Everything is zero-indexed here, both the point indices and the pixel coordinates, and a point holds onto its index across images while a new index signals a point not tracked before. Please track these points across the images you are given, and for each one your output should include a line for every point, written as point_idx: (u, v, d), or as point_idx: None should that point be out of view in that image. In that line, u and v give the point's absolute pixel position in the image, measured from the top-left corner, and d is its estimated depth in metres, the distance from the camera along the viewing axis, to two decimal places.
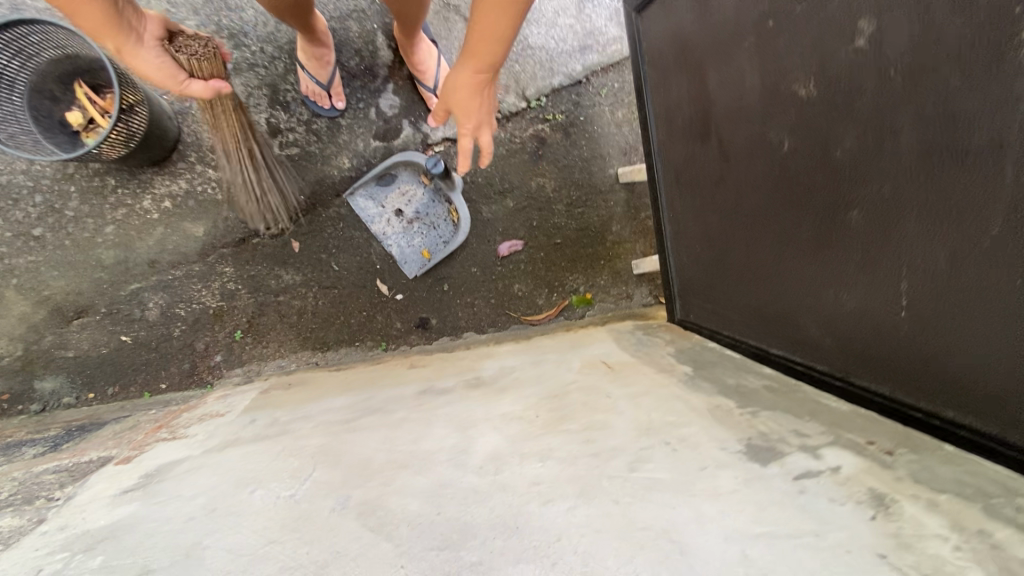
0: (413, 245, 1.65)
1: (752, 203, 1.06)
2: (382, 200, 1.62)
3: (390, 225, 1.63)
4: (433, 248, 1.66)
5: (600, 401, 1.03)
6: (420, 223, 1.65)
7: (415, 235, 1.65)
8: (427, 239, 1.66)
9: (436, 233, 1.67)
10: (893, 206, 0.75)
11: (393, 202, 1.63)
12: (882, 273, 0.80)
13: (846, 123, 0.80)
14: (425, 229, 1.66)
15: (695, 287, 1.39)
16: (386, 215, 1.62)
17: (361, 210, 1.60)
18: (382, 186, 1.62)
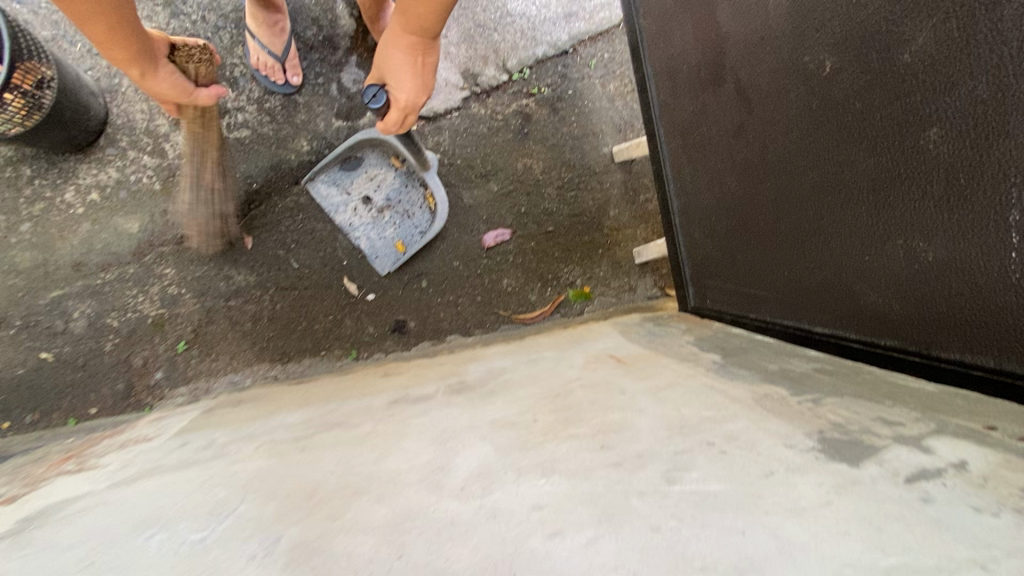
0: (385, 237, 1.44)
1: (781, 151, 0.88)
2: (347, 187, 1.42)
3: (357, 215, 1.42)
4: (409, 239, 1.45)
5: (613, 398, 0.83)
6: (392, 211, 1.44)
7: (387, 226, 1.44)
8: (401, 230, 1.44)
9: (411, 222, 1.45)
10: (996, 110, 0.57)
11: (360, 188, 1.43)
12: (978, 204, 0.61)
13: (919, 16, 0.63)
14: (398, 219, 1.45)
15: (710, 266, 1.20)
16: (353, 203, 1.42)
17: (323, 198, 1.40)
18: (347, 170, 1.41)
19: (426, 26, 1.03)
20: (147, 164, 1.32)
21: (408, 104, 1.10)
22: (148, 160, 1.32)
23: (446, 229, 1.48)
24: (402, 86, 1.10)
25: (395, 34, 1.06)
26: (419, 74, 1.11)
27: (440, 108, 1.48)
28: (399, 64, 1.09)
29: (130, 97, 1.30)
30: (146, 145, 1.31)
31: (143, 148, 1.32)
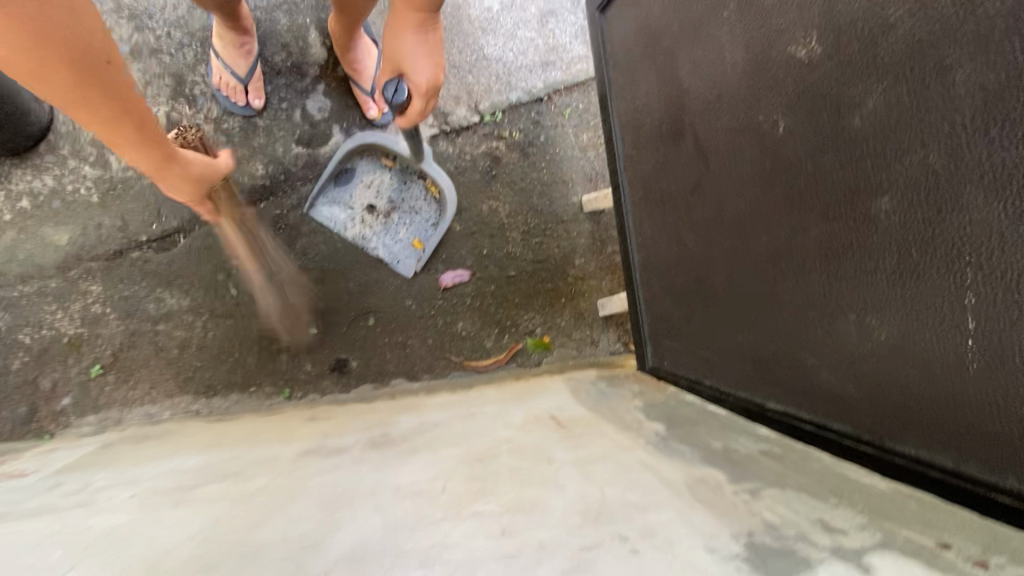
0: (400, 240, 1.41)
1: (738, 211, 0.83)
2: (348, 201, 1.39)
3: (368, 225, 1.40)
4: (425, 235, 1.43)
5: (535, 469, 0.73)
6: (399, 213, 1.42)
7: (399, 229, 1.41)
8: (415, 228, 1.43)
9: (421, 217, 1.43)
10: (948, 182, 0.51)
11: (361, 197, 1.40)
12: (932, 283, 0.55)
13: (868, 79, 0.58)
14: (406, 220, 1.42)
15: (669, 326, 1.13)
16: (358, 216, 1.39)
17: (327, 221, 1.37)
18: (342, 185, 1.38)
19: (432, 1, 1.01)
20: (87, 174, 1.25)
21: (431, 87, 1.09)
22: (88, 171, 1.25)
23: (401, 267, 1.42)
24: (422, 71, 1.07)
25: (401, 15, 1.04)
26: (431, 53, 1.09)
27: None
28: (413, 47, 1.07)
29: None
30: (89, 155, 1.25)
31: (86, 158, 1.26)
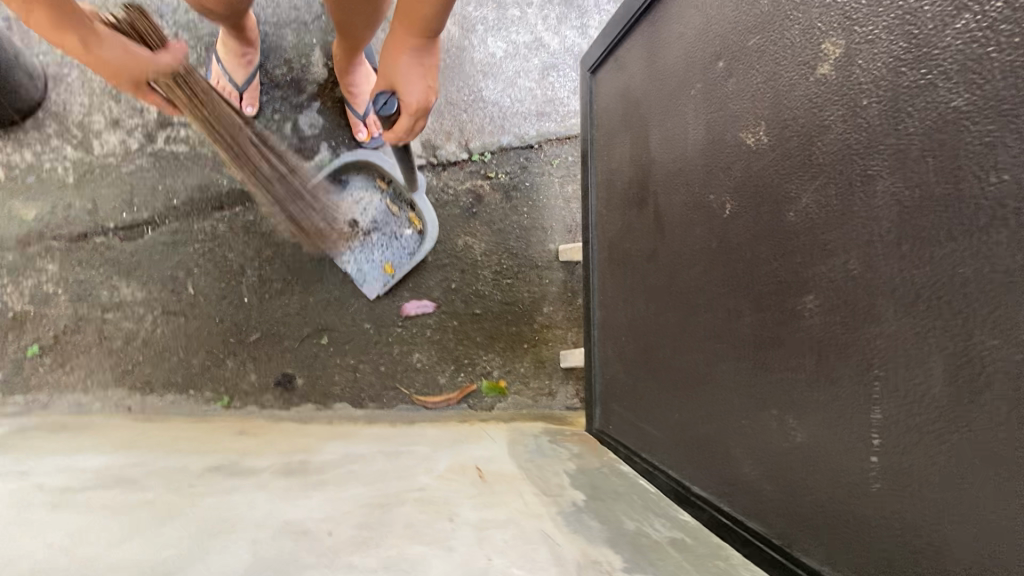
0: (373, 260, 1.39)
1: (685, 285, 0.82)
2: None
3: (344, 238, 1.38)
4: (398, 261, 1.40)
5: (431, 526, 0.69)
6: (379, 234, 1.41)
7: (374, 249, 1.40)
8: (390, 252, 1.41)
9: (399, 244, 1.41)
10: (865, 290, 0.50)
11: (347, 210, 1.39)
12: (843, 391, 0.53)
13: (804, 176, 0.58)
14: (383, 243, 1.41)
15: (617, 390, 1.10)
16: None
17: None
18: (332, 193, 1.39)
19: (431, 25, 1.02)
20: (67, 155, 1.27)
21: (421, 106, 1.07)
22: (70, 152, 1.27)
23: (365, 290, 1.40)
24: (414, 90, 1.06)
25: (399, 37, 1.05)
26: (424, 78, 1.09)
27: None
28: (408, 67, 1.06)
29: (74, 89, 1.28)
30: (74, 138, 1.27)
31: (70, 140, 1.28)
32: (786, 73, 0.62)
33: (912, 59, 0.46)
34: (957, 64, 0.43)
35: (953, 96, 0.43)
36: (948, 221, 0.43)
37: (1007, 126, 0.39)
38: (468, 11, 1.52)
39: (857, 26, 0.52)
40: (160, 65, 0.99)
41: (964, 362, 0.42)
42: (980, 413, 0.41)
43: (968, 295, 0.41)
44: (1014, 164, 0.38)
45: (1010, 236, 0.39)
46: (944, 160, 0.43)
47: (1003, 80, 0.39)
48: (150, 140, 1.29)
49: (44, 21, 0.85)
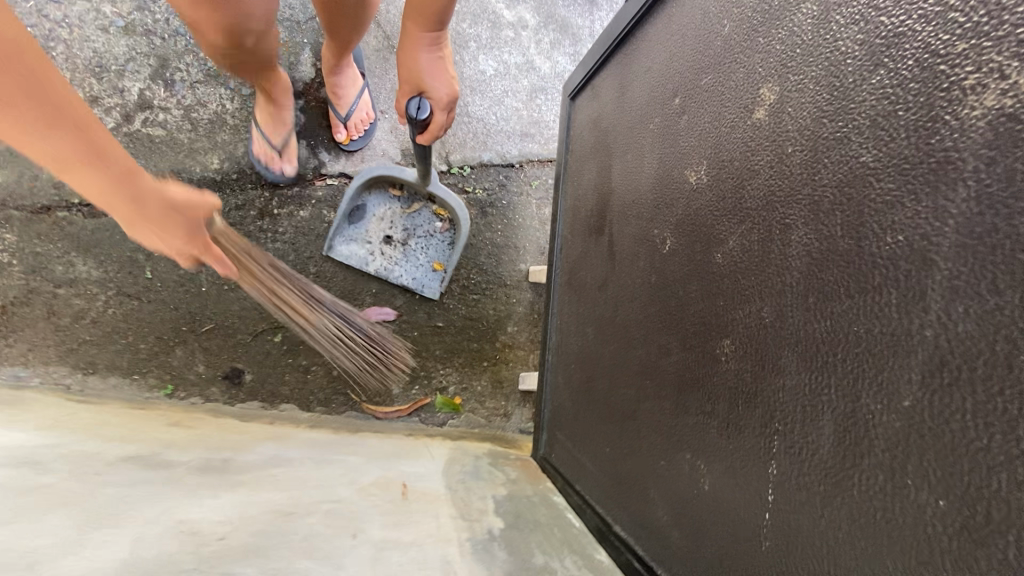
0: (421, 265, 1.43)
1: (628, 318, 0.81)
2: (364, 237, 1.41)
3: (388, 257, 1.42)
4: (444, 256, 1.45)
5: (330, 542, 0.66)
6: (415, 238, 1.44)
7: (418, 254, 1.43)
8: (432, 250, 1.44)
9: (437, 239, 1.45)
10: (773, 339, 0.49)
11: (376, 230, 1.42)
12: (748, 441, 0.52)
13: (733, 219, 0.57)
14: (420, 245, 1.44)
15: (562, 418, 1.08)
16: (376, 249, 1.41)
17: (348, 258, 1.39)
18: (356, 223, 1.40)
19: (439, 17, 1.04)
20: None
21: (450, 100, 1.11)
22: None
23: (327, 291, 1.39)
24: (440, 85, 1.10)
25: (413, 37, 1.07)
26: (445, 69, 1.12)
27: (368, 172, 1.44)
28: (429, 65, 1.09)
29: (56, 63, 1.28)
30: None
31: None
32: (728, 114, 0.61)
33: (832, 110, 0.46)
34: (867, 120, 0.42)
35: (862, 152, 0.42)
36: (850, 277, 0.42)
37: (905, 185, 0.38)
38: (462, 27, 1.53)
39: (790, 74, 0.52)
40: (195, 210, 0.73)
41: (851, 424, 0.41)
42: (860, 478, 0.39)
43: (859, 355, 0.40)
44: (907, 225, 0.37)
45: (898, 298, 0.37)
46: (851, 215, 0.42)
47: (906, 139, 0.38)
48: (127, 121, 1.30)
49: (108, 177, 0.61)
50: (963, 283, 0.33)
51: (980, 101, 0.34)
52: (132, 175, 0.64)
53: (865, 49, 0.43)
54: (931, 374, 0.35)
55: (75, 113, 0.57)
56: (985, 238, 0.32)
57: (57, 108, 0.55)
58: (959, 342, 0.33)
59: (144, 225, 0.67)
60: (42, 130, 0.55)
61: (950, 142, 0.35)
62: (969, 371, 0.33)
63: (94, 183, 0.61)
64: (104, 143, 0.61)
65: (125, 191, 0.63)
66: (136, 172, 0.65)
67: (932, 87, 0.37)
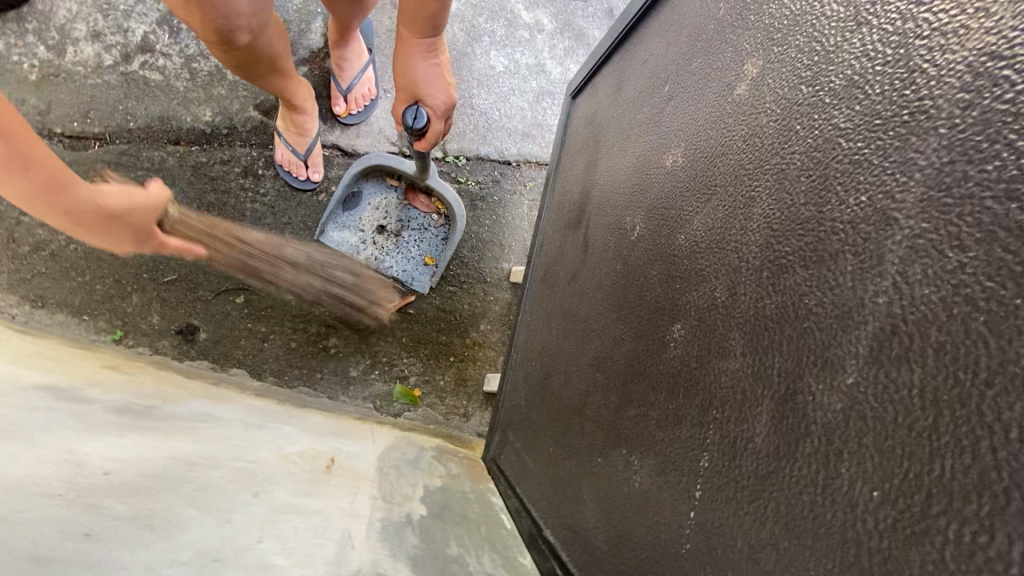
0: (413, 258, 1.40)
1: (590, 310, 0.76)
2: (358, 224, 1.38)
3: (379, 247, 1.39)
4: (437, 251, 1.41)
5: (225, 494, 0.61)
6: (410, 230, 1.40)
7: (410, 247, 1.40)
8: (426, 244, 1.41)
9: (431, 233, 1.42)
10: (722, 320, 0.44)
11: (371, 219, 1.39)
12: (683, 434, 0.46)
13: (700, 198, 0.53)
14: (413, 238, 1.41)
15: (515, 418, 1.02)
16: (369, 238, 1.38)
17: (339, 244, 1.37)
18: (351, 210, 1.37)
19: (435, 22, 0.99)
20: (38, 56, 1.28)
21: (448, 108, 1.06)
22: (41, 52, 1.29)
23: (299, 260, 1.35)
24: (437, 92, 1.05)
25: (407, 42, 1.02)
26: (443, 76, 1.06)
27: (361, 148, 1.41)
28: (426, 72, 1.04)
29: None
30: (49, 42, 1.29)
31: (46, 43, 1.29)
32: (710, 95, 0.58)
33: (811, 76, 0.42)
34: (844, 81, 0.38)
35: (834, 113, 0.38)
36: (806, 247, 0.37)
37: (874, 142, 0.34)
38: (478, 22, 1.54)
39: (774, 45, 0.48)
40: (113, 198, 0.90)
41: (789, 409, 0.35)
42: (791, 469, 0.34)
43: (806, 331, 0.35)
44: (872, 184, 0.33)
45: (854, 265, 0.33)
46: (816, 180, 0.38)
47: (880, 94, 0.34)
48: (125, 61, 1.31)
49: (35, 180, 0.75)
50: (925, 242, 0.29)
51: (962, 44, 0.30)
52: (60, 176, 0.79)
53: (851, 10, 0.40)
54: (879, 346, 0.30)
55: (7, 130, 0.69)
56: (953, 190, 0.28)
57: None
58: (913, 308, 0.29)
59: (72, 215, 0.83)
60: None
61: (927, 91, 0.31)
62: (919, 339, 0.28)
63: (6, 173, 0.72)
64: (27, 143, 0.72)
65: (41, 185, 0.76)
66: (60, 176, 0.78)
67: (912, 37, 0.33)
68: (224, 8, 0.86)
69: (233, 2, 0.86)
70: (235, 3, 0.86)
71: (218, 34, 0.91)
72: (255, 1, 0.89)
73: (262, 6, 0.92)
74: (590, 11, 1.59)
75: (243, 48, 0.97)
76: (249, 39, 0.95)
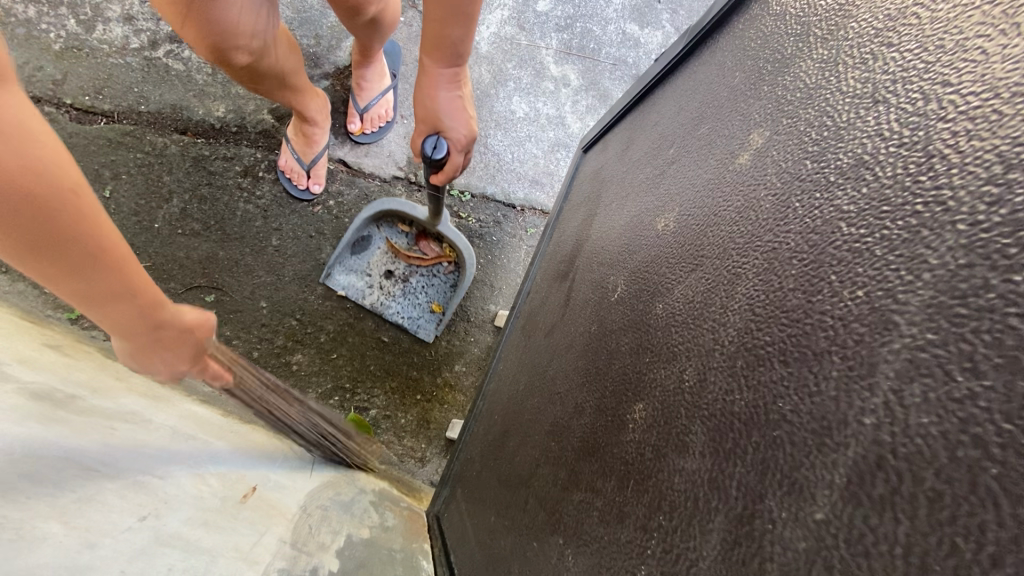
0: (419, 305, 1.33)
1: (559, 369, 0.70)
2: (365, 269, 1.32)
3: (385, 292, 1.32)
4: (445, 299, 1.33)
5: (105, 513, 0.54)
6: (417, 275, 1.33)
7: (417, 293, 1.32)
8: (433, 290, 1.33)
9: (439, 280, 1.33)
10: (686, 410, 0.38)
11: (379, 262, 1.32)
12: (625, 535, 0.40)
13: (685, 267, 0.48)
14: (421, 285, 1.33)
15: (467, 473, 0.94)
16: (376, 282, 1.32)
17: (344, 288, 1.31)
18: (358, 254, 1.31)
19: (457, 50, 0.96)
20: (67, 28, 1.30)
21: (468, 141, 1.05)
22: (70, 24, 1.30)
23: (280, 268, 1.30)
24: (458, 125, 1.03)
25: (429, 72, 0.99)
26: (464, 109, 1.05)
27: (367, 167, 1.39)
28: (448, 104, 1.02)
29: None
30: (82, 16, 1.31)
31: (78, 17, 1.31)
32: (712, 162, 0.54)
33: (817, 151, 0.38)
34: (852, 159, 0.33)
35: (838, 193, 0.33)
36: (788, 339, 0.31)
37: (879, 231, 0.29)
38: (506, 67, 1.56)
39: (784, 117, 0.44)
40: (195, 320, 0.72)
41: (743, 535, 0.29)
42: None
43: (775, 442, 0.29)
44: (871, 277, 0.28)
45: (840, 370, 0.27)
46: (808, 265, 0.32)
47: (890, 177, 0.30)
48: (151, 47, 1.32)
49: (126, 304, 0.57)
50: (929, 358, 0.23)
51: (993, 130, 0.25)
52: (158, 308, 0.62)
53: (868, 87, 0.36)
54: (859, 478, 0.24)
55: (121, 262, 0.54)
56: (969, 299, 0.23)
57: (110, 271, 0.53)
58: (907, 439, 0.23)
59: (156, 344, 0.66)
60: (70, 262, 0.49)
61: (946, 180, 0.26)
62: (910, 483, 0.22)
63: (109, 313, 0.57)
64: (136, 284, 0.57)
65: (140, 325, 0.61)
66: (161, 302, 0.63)
67: (934, 119, 0.29)
68: (221, 28, 0.88)
69: (228, 22, 0.88)
70: (230, 22, 0.88)
71: (217, 52, 0.94)
72: (256, 25, 0.92)
73: (264, 26, 0.94)
74: (617, 75, 1.61)
75: (244, 65, 0.99)
76: (248, 59, 0.97)
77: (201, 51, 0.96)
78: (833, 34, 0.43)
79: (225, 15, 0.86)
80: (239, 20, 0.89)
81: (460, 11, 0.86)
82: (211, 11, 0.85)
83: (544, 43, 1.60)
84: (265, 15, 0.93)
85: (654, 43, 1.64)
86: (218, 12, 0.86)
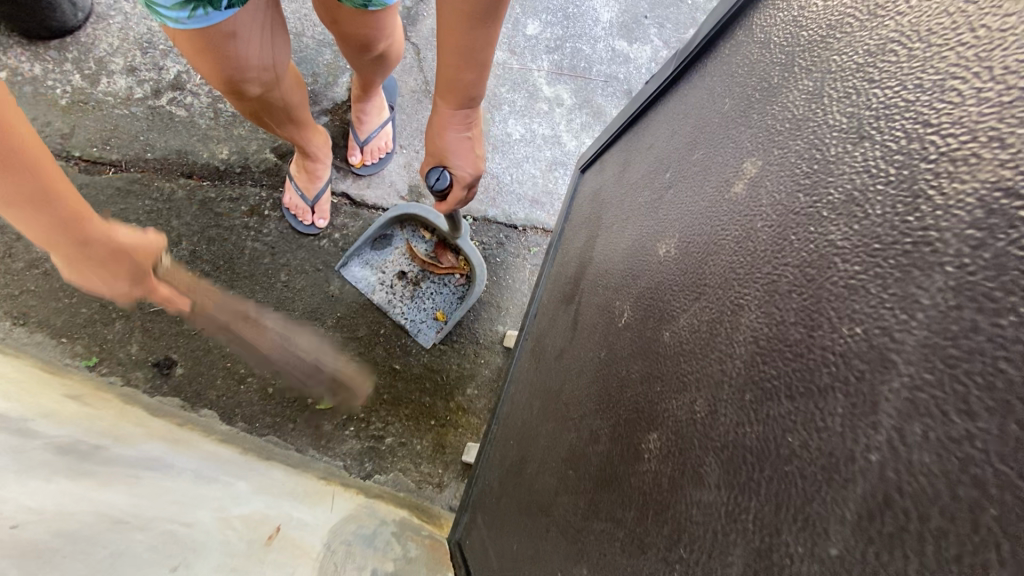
0: (424, 310, 1.36)
1: (571, 394, 0.71)
2: (380, 266, 1.36)
3: (395, 292, 1.36)
4: (451, 309, 1.36)
5: (138, 567, 0.56)
6: (428, 281, 1.37)
7: (425, 299, 1.36)
8: (441, 299, 1.37)
9: (449, 290, 1.37)
10: (699, 441, 0.39)
11: (394, 263, 1.37)
12: (649, 566, 0.41)
13: (688, 296, 0.50)
14: (431, 290, 1.37)
15: (487, 499, 0.94)
16: (386, 282, 1.36)
17: (357, 281, 1.35)
18: (378, 249, 1.37)
19: (470, 93, 0.97)
20: (72, 82, 1.34)
21: (473, 179, 1.08)
22: (75, 79, 1.35)
23: (290, 303, 1.33)
24: (464, 164, 1.05)
25: (441, 113, 1.01)
26: (473, 148, 1.07)
27: (370, 198, 1.42)
28: (456, 141, 1.04)
29: (110, 32, 1.38)
30: (85, 71, 1.36)
31: (82, 72, 1.36)
32: (709, 188, 0.55)
33: (809, 184, 0.39)
34: (843, 195, 0.35)
35: (831, 228, 0.34)
36: (793, 373, 0.32)
37: (872, 269, 0.30)
38: (500, 91, 1.59)
39: (775, 147, 0.46)
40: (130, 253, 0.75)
41: (761, 569, 0.30)
42: None
43: (787, 477, 0.30)
44: (868, 315, 0.29)
45: (845, 407, 0.28)
46: (807, 299, 0.34)
47: (881, 215, 0.31)
48: (154, 96, 1.36)
49: (58, 222, 0.63)
50: (927, 398, 0.24)
51: (972, 173, 0.26)
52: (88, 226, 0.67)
53: (854, 122, 0.37)
54: (869, 516, 0.25)
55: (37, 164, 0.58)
56: (960, 341, 0.24)
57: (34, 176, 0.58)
58: (911, 478, 0.24)
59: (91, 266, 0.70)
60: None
61: (932, 220, 0.28)
62: (918, 521, 0.23)
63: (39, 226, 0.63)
64: (67, 197, 0.63)
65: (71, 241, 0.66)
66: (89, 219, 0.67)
67: (917, 158, 0.30)
68: (235, 63, 0.90)
69: (244, 56, 0.90)
70: (249, 56, 0.91)
71: (232, 84, 0.96)
72: (269, 57, 0.95)
73: (277, 58, 0.97)
74: (609, 91, 1.63)
75: (255, 97, 1.02)
76: (260, 90, 1.00)
77: (208, 81, 0.98)
78: (817, 66, 0.45)
79: (243, 50, 0.89)
80: (254, 53, 0.91)
81: (473, 53, 0.88)
82: (232, 46, 0.88)
83: (535, 65, 1.63)
84: (277, 47, 0.96)
85: (643, 58, 1.67)
86: (233, 47, 0.88)
